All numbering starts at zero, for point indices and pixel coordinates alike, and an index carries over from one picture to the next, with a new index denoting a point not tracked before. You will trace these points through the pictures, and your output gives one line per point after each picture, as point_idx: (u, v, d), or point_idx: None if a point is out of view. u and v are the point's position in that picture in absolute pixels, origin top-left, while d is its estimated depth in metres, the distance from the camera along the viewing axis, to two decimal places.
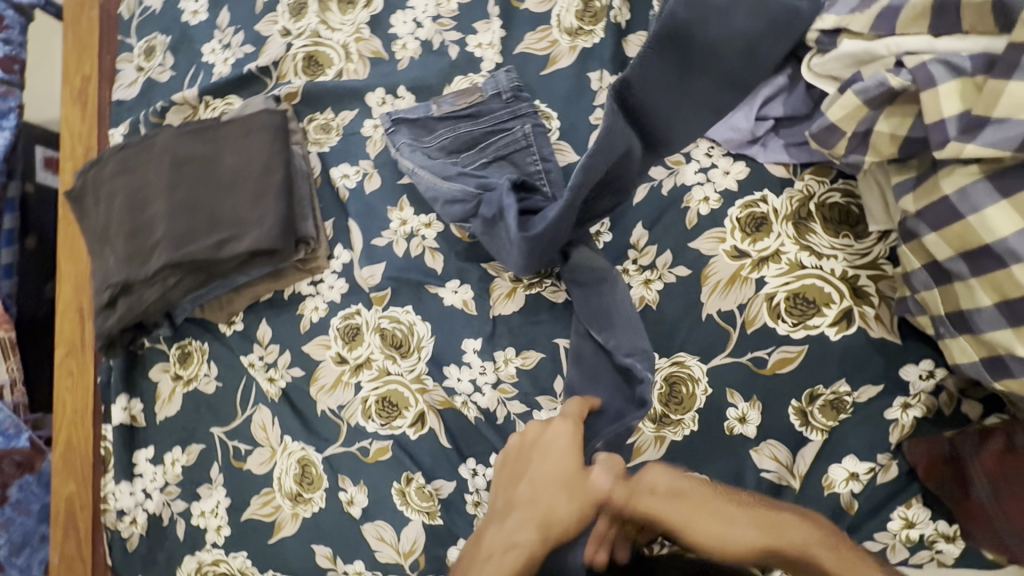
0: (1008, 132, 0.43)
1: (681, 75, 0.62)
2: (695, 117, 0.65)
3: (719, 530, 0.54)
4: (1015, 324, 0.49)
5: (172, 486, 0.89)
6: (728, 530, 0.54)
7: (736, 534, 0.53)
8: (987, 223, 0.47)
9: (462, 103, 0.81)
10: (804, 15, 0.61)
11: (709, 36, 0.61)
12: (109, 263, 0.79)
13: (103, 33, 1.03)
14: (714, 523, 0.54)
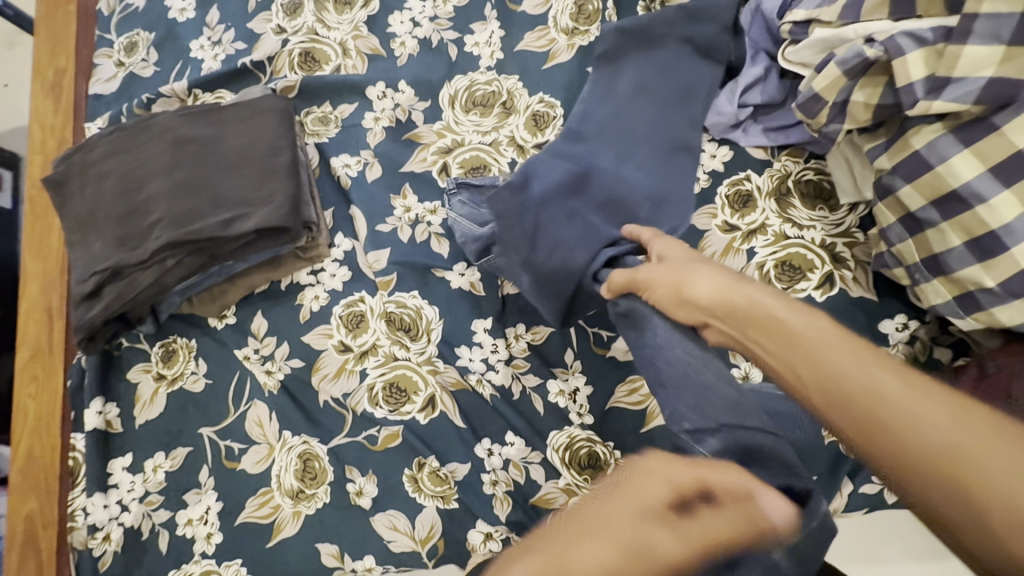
0: (966, 88, 0.53)
1: (605, 132, 0.82)
2: (639, 158, 0.81)
3: (697, 280, 0.60)
4: (982, 259, 0.57)
5: (153, 495, 0.81)
6: (706, 278, 0.59)
7: (708, 284, 0.59)
8: (953, 170, 0.56)
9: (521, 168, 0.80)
10: (698, 83, 0.84)
11: (613, 114, 0.83)
12: (95, 248, 0.75)
13: (81, 26, 1.00)
14: (696, 272, 0.60)
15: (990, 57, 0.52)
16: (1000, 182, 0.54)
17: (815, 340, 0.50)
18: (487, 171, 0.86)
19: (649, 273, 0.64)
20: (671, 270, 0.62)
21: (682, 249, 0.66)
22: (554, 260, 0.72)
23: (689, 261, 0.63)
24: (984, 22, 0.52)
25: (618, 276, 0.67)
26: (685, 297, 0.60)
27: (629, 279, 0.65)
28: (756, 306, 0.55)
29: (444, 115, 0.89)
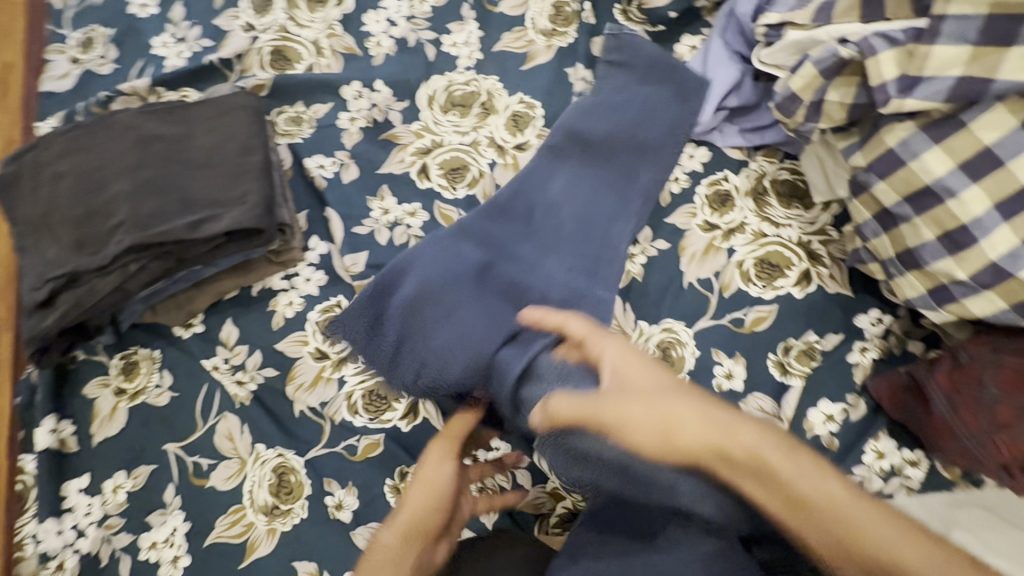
0: (936, 87, 0.55)
1: (518, 220, 0.79)
2: (556, 242, 0.79)
3: (676, 414, 0.50)
4: (954, 252, 0.59)
5: (113, 519, 0.76)
6: (687, 407, 0.50)
7: (690, 419, 0.49)
8: (925, 166, 0.58)
9: (435, 244, 0.76)
10: (621, 150, 0.83)
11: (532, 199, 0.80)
12: (49, 253, 0.70)
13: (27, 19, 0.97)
14: (670, 408, 0.50)
15: (957, 56, 0.54)
16: (969, 177, 0.56)
17: (801, 481, 0.47)
18: (467, 171, 0.84)
19: (618, 406, 0.50)
20: (645, 401, 0.50)
21: (631, 356, 0.56)
22: (432, 367, 0.70)
23: (653, 383, 0.53)
24: (952, 24, 0.54)
25: (560, 399, 0.53)
26: (674, 440, 0.49)
27: (583, 412, 0.51)
28: (738, 438, 0.49)
29: (422, 115, 0.87)
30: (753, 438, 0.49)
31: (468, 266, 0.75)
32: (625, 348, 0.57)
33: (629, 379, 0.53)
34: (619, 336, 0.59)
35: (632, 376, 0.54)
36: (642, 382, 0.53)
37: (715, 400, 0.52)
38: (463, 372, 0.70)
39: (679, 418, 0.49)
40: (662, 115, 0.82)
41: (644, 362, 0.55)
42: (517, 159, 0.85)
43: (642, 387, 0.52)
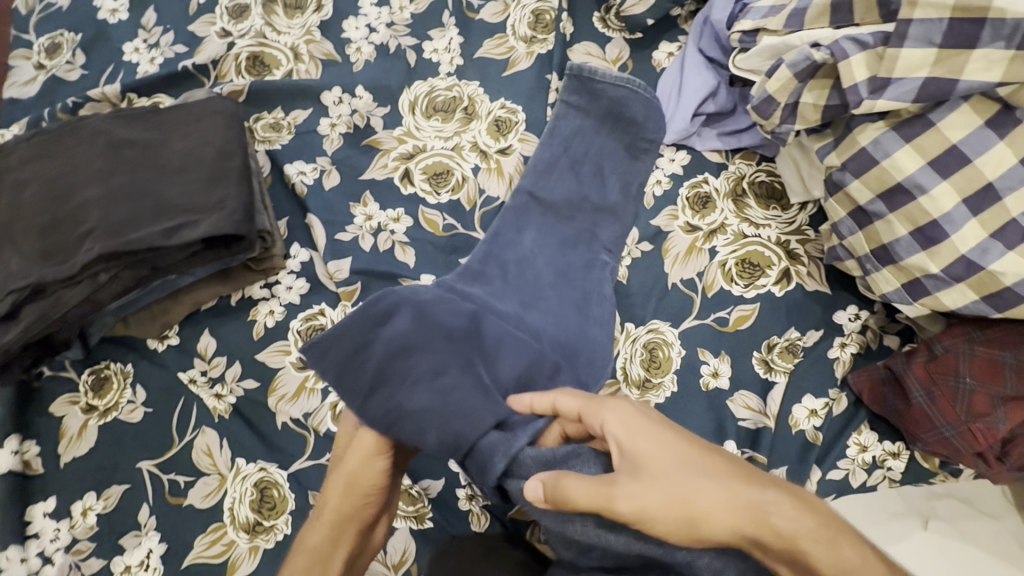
0: (905, 88, 0.58)
1: (503, 276, 0.78)
2: (541, 295, 0.78)
3: (695, 494, 0.48)
4: (926, 247, 0.61)
5: (83, 543, 0.72)
6: (704, 481, 0.49)
7: (710, 499, 0.48)
8: (897, 165, 0.60)
9: (430, 292, 0.71)
10: (592, 201, 0.84)
11: (511, 256, 0.79)
12: (11, 263, 0.67)
13: None
14: (687, 491, 0.48)
15: (923, 59, 0.57)
16: (938, 175, 0.59)
17: (849, 564, 0.46)
18: (451, 176, 0.84)
19: (635, 486, 0.48)
20: (662, 481, 0.48)
21: (642, 425, 0.52)
22: (402, 429, 0.61)
23: (669, 459, 0.49)
24: (918, 27, 0.56)
25: (571, 481, 0.50)
26: (700, 529, 0.47)
27: (596, 496, 0.49)
28: (759, 512, 0.47)
29: (404, 121, 0.87)
30: (775, 507, 0.47)
31: (455, 330, 0.68)
32: (632, 412, 0.53)
33: (641, 455, 0.50)
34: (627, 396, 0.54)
35: (646, 448, 0.50)
36: (657, 458, 0.50)
37: (744, 478, 0.50)
38: (433, 444, 0.60)
39: (703, 508, 0.47)
40: (614, 170, 0.84)
41: (657, 430, 0.51)
42: (500, 163, 0.85)
43: (659, 462, 0.49)
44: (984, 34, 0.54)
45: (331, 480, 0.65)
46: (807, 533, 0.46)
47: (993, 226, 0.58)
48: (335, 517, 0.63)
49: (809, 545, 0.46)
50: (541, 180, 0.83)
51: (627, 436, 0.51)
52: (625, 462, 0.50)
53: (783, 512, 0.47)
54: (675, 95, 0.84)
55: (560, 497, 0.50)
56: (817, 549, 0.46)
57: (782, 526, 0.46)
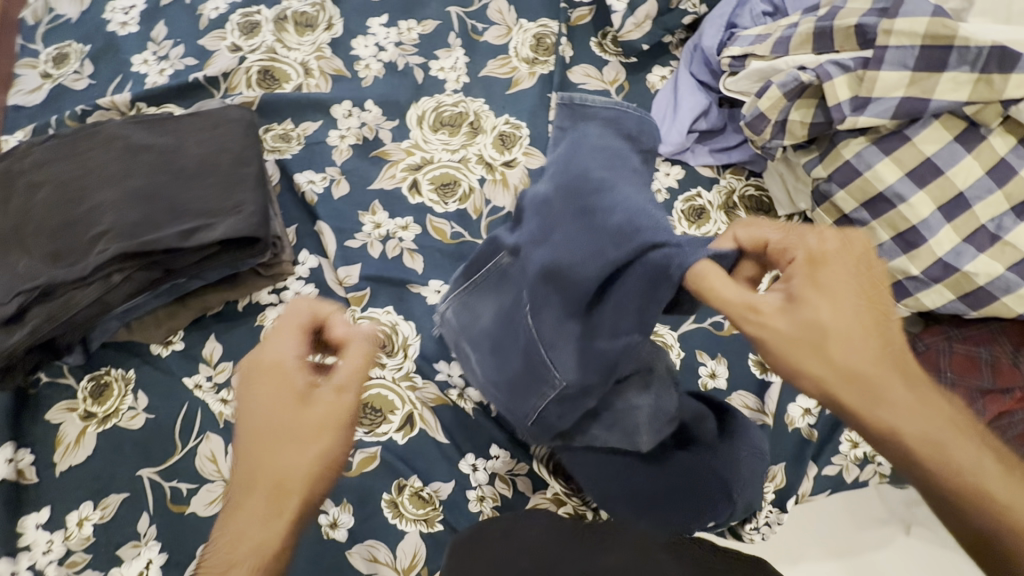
0: (884, 106, 0.64)
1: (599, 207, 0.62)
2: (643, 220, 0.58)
3: (825, 351, 0.47)
4: (907, 251, 0.66)
5: (77, 555, 0.69)
6: (845, 349, 0.47)
7: (828, 370, 0.47)
8: (878, 175, 0.66)
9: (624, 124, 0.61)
10: None
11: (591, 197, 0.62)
12: (21, 265, 0.66)
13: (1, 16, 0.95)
14: (805, 355, 0.48)
15: (899, 81, 0.63)
16: (915, 185, 0.65)
17: (960, 470, 0.45)
18: (458, 187, 0.87)
19: (772, 324, 0.49)
20: (798, 332, 0.48)
21: (822, 274, 0.48)
22: (561, 233, 0.55)
23: (819, 320, 0.47)
24: (893, 52, 0.64)
25: (722, 284, 0.49)
26: (822, 368, 0.47)
27: (743, 301, 0.49)
28: (879, 397, 0.46)
29: (412, 134, 0.90)
30: (899, 399, 0.46)
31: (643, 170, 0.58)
32: (819, 261, 0.49)
33: (798, 302, 0.48)
34: (830, 246, 0.49)
35: (805, 299, 0.48)
36: (816, 313, 0.47)
37: (905, 358, 0.48)
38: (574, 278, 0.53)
39: (841, 356, 0.47)
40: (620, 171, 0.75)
41: (835, 287, 0.48)
42: (505, 175, 0.88)
43: (805, 315, 0.48)
44: (951, 59, 0.62)
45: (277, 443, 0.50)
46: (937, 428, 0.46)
47: (965, 231, 0.64)
48: (281, 490, 0.49)
49: (934, 437, 0.46)
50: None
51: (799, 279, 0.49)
52: (778, 295, 0.49)
53: (923, 402, 0.47)
54: (671, 113, 0.89)
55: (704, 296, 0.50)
56: (923, 448, 0.46)
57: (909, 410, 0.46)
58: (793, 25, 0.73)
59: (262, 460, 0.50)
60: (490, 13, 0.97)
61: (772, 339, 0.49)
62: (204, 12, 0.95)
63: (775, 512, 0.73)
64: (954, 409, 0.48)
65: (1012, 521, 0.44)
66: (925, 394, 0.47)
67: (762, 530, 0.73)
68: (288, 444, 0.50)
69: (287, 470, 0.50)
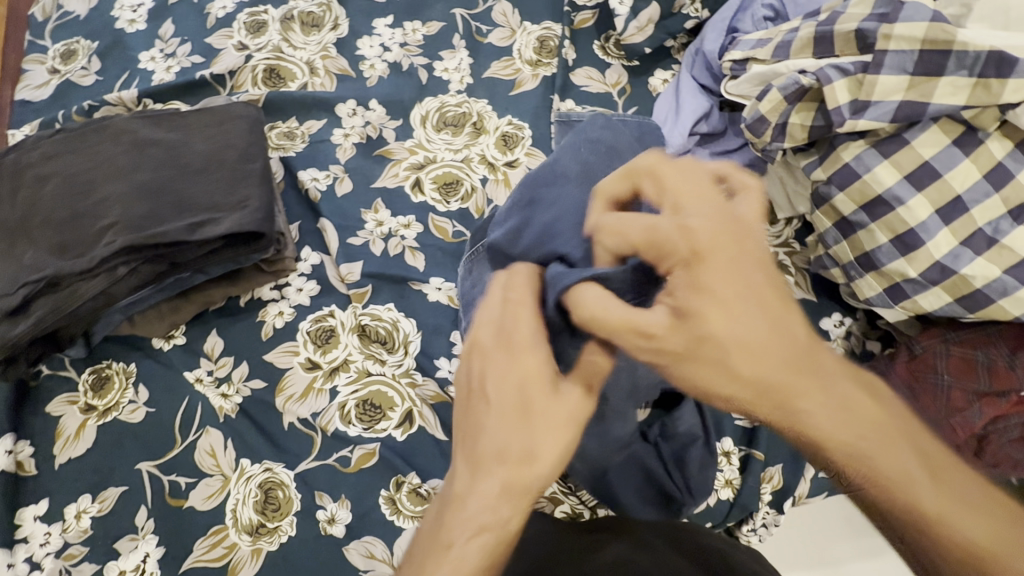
0: (883, 109, 0.65)
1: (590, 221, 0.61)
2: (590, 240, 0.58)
3: (726, 368, 0.43)
4: (905, 253, 0.67)
5: (75, 548, 0.69)
6: (748, 363, 0.43)
7: (731, 386, 0.44)
8: (877, 178, 0.67)
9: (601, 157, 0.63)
10: None
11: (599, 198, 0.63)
12: (26, 257, 0.67)
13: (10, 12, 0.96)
14: (708, 373, 0.44)
15: (897, 84, 0.64)
16: (913, 188, 0.65)
17: (886, 474, 0.42)
18: (460, 186, 0.88)
19: (667, 343, 0.44)
20: (694, 350, 0.44)
21: (706, 281, 0.43)
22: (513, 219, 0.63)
23: (713, 335, 0.43)
24: (892, 57, 0.64)
25: (604, 306, 0.47)
26: (726, 386, 0.44)
27: (629, 325, 0.45)
28: (790, 409, 0.44)
29: (415, 133, 0.91)
30: (814, 409, 0.43)
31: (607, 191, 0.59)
32: (703, 263, 0.44)
33: (687, 317, 0.43)
34: (704, 245, 0.44)
35: (690, 313, 0.43)
36: (706, 326, 0.43)
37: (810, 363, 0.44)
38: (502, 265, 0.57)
39: (744, 369, 0.43)
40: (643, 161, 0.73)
41: (721, 296, 0.43)
42: (507, 175, 0.88)
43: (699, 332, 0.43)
44: (949, 63, 0.62)
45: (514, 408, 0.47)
46: (853, 433, 0.43)
47: (963, 234, 0.64)
48: (516, 477, 0.45)
49: (854, 446, 0.43)
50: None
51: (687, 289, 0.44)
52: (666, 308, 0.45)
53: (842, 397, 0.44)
54: (672, 116, 0.89)
55: (593, 321, 0.47)
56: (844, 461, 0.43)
57: (822, 419, 0.43)
58: (794, 30, 0.74)
59: (465, 427, 0.48)
60: (495, 15, 0.98)
61: (668, 356, 0.45)
62: (212, 11, 0.96)
63: (772, 513, 0.73)
64: (872, 405, 0.45)
65: (936, 533, 0.40)
66: (838, 397, 0.44)
67: (760, 531, 0.73)
68: (517, 408, 0.46)
69: (487, 432, 0.47)
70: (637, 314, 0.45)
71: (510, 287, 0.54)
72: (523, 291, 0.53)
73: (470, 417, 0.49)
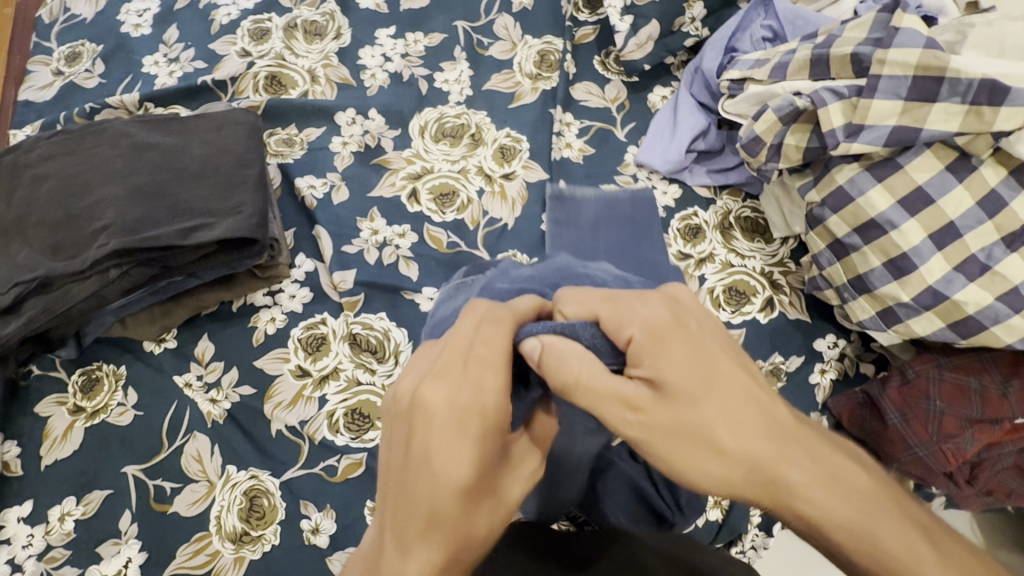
0: (877, 134, 0.65)
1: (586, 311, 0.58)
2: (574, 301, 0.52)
3: (708, 442, 0.45)
4: (897, 277, 0.67)
5: (57, 550, 0.69)
6: (733, 437, 0.44)
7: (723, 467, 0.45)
8: (870, 202, 0.67)
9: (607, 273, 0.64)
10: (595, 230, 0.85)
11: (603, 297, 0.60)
12: (18, 257, 0.67)
13: (19, 19, 0.98)
14: (697, 454, 0.45)
15: (891, 109, 0.64)
16: (906, 213, 0.65)
17: (891, 549, 0.41)
18: (456, 197, 0.88)
19: (651, 417, 0.45)
20: (679, 429, 0.45)
21: (669, 351, 0.46)
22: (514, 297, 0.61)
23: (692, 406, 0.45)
24: (886, 82, 0.65)
25: (586, 370, 0.44)
26: (710, 460, 0.45)
27: (613, 395, 0.44)
28: (780, 487, 0.44)
29: (413, 143, 0.91)
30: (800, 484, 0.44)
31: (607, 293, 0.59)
32: (660, 335, 0.46)
33: (662, 390, 0.45)
34: (651, 317, 0.47)
35: (665, 389, 0.45)
36: (688, 398, 0.45)
37: (790, 435, 0.45)
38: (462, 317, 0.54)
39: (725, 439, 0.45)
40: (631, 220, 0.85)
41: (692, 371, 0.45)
42: (504, 187, 0.89)
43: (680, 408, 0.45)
44: (942, 90, 0.63)
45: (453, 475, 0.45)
46: (844, 509, 0.43)
47: (955, 260, 0.64)
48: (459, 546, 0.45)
49: (851, 522, 0.42)
50: (541, 208, 0.88)
51: (654, 363, 0.45)
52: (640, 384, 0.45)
53: (824, 466, 0.44)
54: (669, 132, 0.90)
55: (578, 388, 0.44)
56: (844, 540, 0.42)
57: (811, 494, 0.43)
58: (791, 52, 0.75)
59: (413, 480, 0.46)
60: (496, 28, 0.99)
61: (648, 431, 0.45)
62: (216, 18, 0.97)
63: (761, 536, 0.73)
64: (866, 477, 0.44)
65: None
66: (827, 468, 0.44)
67: (749, 554, 0.72)
68: (462, 486, 0.45)
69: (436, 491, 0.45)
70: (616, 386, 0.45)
71: (477, 339, 0.48)
72: (492, 351, 0.47)
73: (411, 482, 0.46)
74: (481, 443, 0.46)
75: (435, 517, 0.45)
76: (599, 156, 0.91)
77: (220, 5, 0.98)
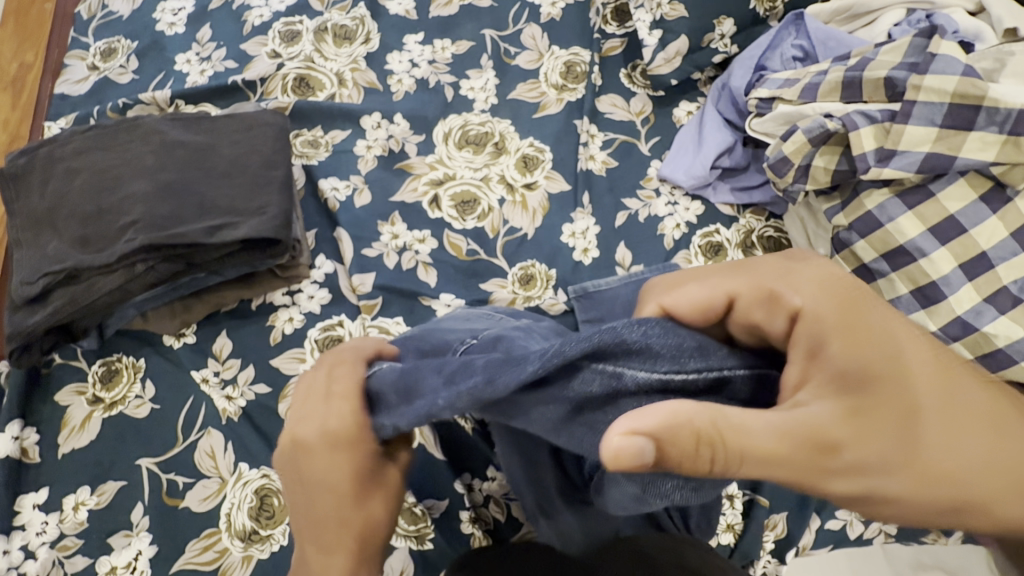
0: (909, 160, 0.64)
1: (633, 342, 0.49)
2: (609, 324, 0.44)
3: (959, 453, 0.35)
4: (925, 306, 0.65)
5: (69, 539, 0.70)
6: (989, 444, 0.35)
7: (988, 484, 0.35)
8: (900, 229, 0.66)
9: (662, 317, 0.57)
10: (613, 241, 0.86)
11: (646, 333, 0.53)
12: (50, 249, 0.69)
13: (56, 16, 1.01)
14: (955, 469, 0.35)
15: (925, 136, 0.64)
16: (937, 241, 0.64)
17: None
18: (477, 205, 0.88)
19: (857, 451, 0.35)
20: (917, 444, 0.35)
21: (868, 340, 0.37)
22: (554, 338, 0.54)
23: (924, 406, 0.35)
24: (921, 108, 0.64)
25: (733, 422, 0.35)
26: (968, 477, 0.35)
27: (786, 424, 0.35)
28: None
29: (437, 149, 0.92)
30: None
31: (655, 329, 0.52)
32: (845, 317, 0.37)
33: (865, 399, 0.35)
34: (824, 303, 0.38)
35: (871, 395, 0.36)
36: (913, 398, 0.36)
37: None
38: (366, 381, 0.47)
39: (977, 440, 0.35)
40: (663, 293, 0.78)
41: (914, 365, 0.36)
42: (525, 197, 0.89)
43: (912, 420, 0.35)
44: (979, 119, 0.62)
45: (337, 490, 0.48)
46: None
47: (986, 291, 0.63)
48: (368, 535, 0.51)
49: None
50: (561, 220, 0.87)
51: (843, 369, 0.36)
52: (830, 396, 0.36)
53: None
54: (694, 147, 0.89)
55: (731, 442, 0.34)
56: None
57: None
58: (822, 73, 0.74)
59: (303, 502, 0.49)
60: (524, 37, 0.99)
61: (882, 446, 0.35)
62: (249, 19, 0.99)
63: (773, 563, 0.71)
64: None
65: None
66: None
67: None
68: (347, 496, 0.48)
69: (323, 504, 0.49)
70: (797, 421, 0.35)
71: (335, 376, 0.50)
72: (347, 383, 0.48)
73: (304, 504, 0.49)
74: (353, 462, 0.48)
75: (340, 520, 0.49)
76: (622, 169, 0.91)
77: (253, 7, 1.00)
